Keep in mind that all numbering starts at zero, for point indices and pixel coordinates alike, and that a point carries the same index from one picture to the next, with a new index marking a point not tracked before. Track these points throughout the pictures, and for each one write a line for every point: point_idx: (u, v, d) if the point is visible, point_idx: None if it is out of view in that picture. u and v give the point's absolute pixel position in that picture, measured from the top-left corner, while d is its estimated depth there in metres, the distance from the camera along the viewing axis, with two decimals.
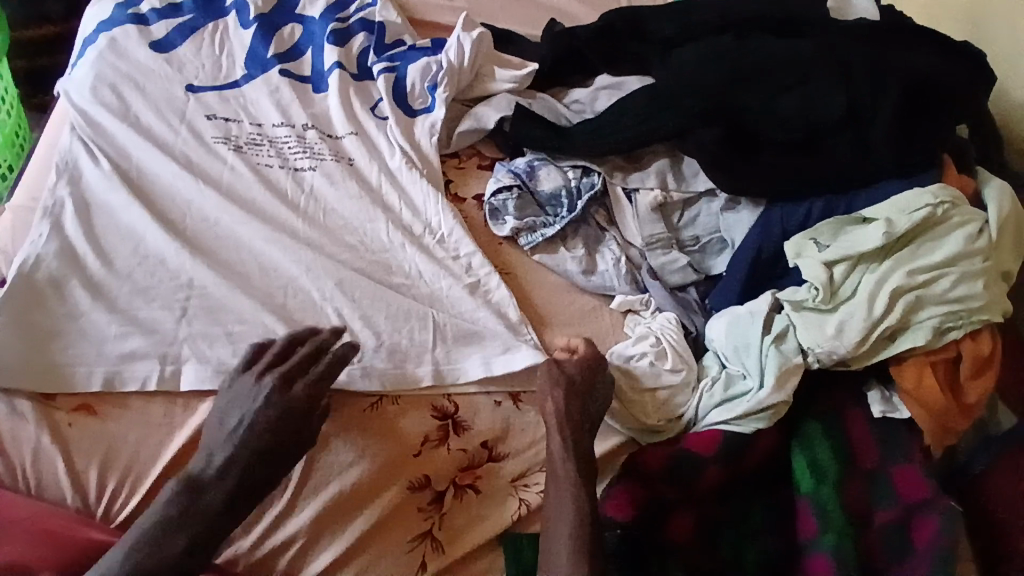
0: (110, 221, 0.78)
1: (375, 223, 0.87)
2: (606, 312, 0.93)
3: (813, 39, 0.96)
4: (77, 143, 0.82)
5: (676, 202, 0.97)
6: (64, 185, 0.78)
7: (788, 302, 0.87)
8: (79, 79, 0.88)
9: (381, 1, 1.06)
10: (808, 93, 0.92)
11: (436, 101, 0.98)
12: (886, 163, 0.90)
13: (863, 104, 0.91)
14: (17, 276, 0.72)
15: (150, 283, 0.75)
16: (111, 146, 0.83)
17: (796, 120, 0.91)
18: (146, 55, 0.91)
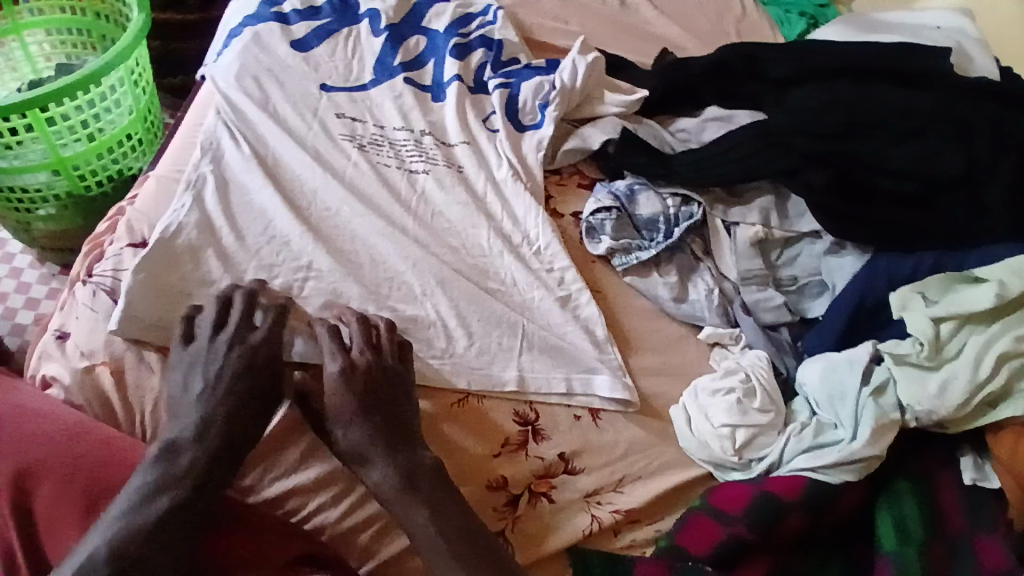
0: (242, 199, 0.85)
1: (474, 230, 0.90)
2: (693, 341, 0.92)
3: (938, 91, 0.93)
4: (221, 126, 0.90)
5: (777, 240, 0.95)
6: (208, 162, 0.86)
7: (889, 355, 0.83)
8: (225, 67, 0.95)
9: (501, 20, 1.11)
10: (928, 145, 0.88)
11: (546, 119, 1.01)
12: (1000, 226, 0.86)
13: (984, 161, 0.88)
14: (160, 239, 0.79)
15: (271, 259, 0.81)
16: (251, 133, 0.90)
17: (914, 171, 0.88)
18: (285, 52, 0.98)
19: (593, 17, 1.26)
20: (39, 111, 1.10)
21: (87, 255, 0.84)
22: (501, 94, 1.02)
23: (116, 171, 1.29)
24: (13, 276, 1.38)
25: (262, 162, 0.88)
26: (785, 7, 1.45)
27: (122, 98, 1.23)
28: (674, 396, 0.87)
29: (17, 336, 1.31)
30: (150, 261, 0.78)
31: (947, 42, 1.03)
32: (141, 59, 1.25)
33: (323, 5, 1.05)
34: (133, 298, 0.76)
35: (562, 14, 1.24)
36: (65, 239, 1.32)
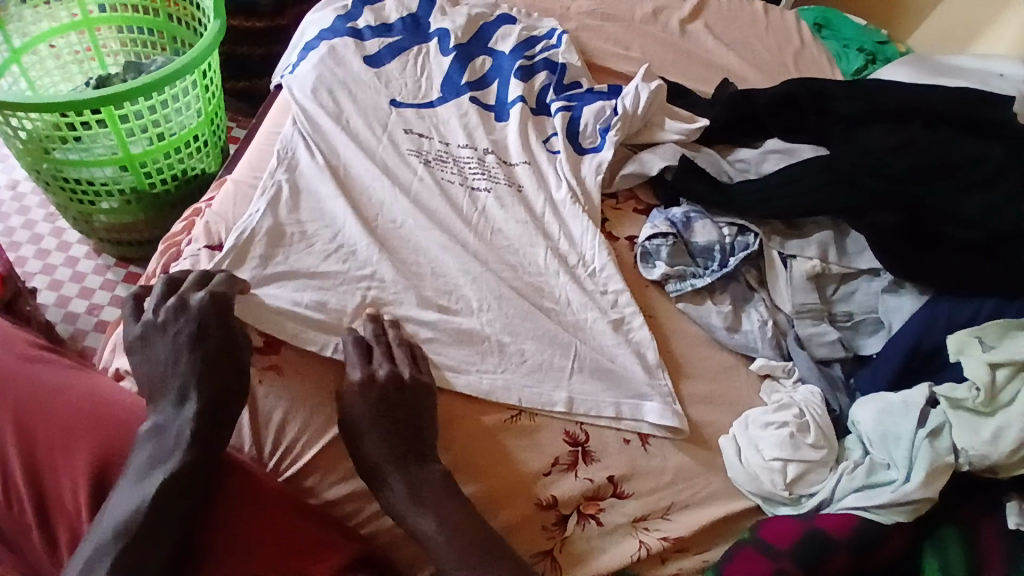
0: (314, 206, 0.87)
1: (534, 247, 0.91)
2: (744, 372, 0.92)
3: (1007, 139, 0.91)
4: (297, 135, 0.93)
5: (833, 275, 0.95)
6: (283, 170, 0.89)
7: (945, 399, 0.81)
8: (301, 77, 0.99)
9: (565, 45, 1.13)
10: (996, 196, 0.87)
11: (606, 143, 1.03)
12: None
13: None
14: (234, 241, 0.82)
15: (336, 270, 0.84)
16: (324, 144, 0.93)
17: (979, 221, 0.87)
18: (358, 65, 1.01)
19: (654, 44, 1.28)
20: (112, 108, 1.12)
21: (162, 253, 0.88)
22: (563, 117, 1.04)
23: (179, 171, 1.32)
24: (69, 265, 1.44)
25: (333, 172, 0.91)
26: (845, 42, 1.45)
27: (191, 100, 1.25)
28: (723, 425, 0.87)
29: (69, 324, 1.38)
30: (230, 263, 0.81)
31: (1013, 92, 1.00)
32: (213, 63, 1.28)
33: (395, 22, 1.09)
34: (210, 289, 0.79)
35: (623, 40, 1.27)
36: (124, 232, 1.37)
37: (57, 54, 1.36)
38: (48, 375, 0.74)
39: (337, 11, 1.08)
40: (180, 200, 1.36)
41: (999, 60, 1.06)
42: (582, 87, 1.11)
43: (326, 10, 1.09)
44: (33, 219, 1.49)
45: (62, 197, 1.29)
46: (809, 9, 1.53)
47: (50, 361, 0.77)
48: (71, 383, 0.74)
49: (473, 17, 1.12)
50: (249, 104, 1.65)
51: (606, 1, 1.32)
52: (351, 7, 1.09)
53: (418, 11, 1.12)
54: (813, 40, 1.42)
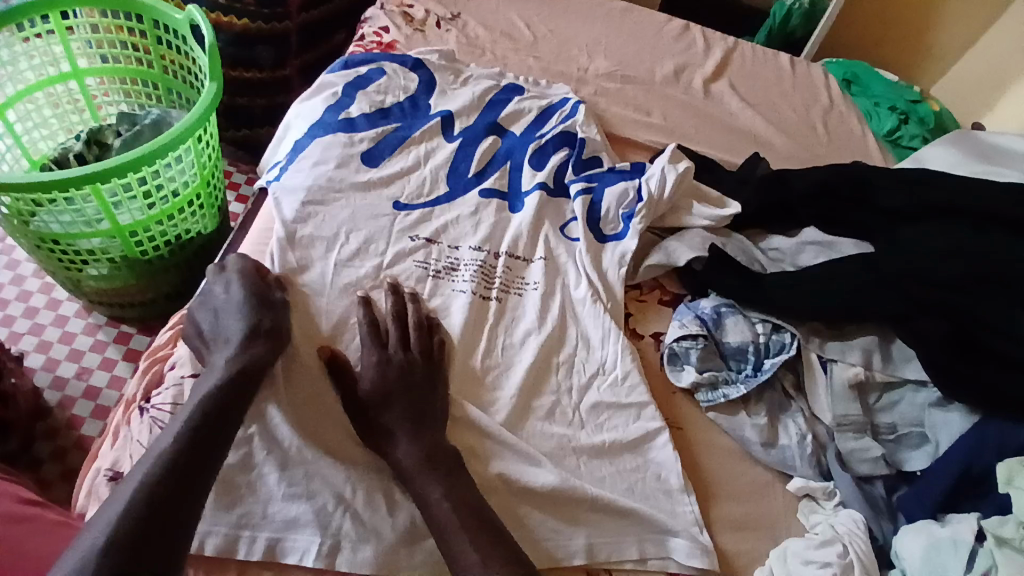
0: (309, 333, 0.79)
1: (555, 354, 0.86)
2: (780, 491, 0.84)
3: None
4: (279, 242, 0.84)
5: (876, 383, 0.88)
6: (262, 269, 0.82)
7: (992, 535, 0.73)
8: (291, 188, 0.89)
9: (582, 116, 1.07)
10: None
11: (629, 230, 0.96)
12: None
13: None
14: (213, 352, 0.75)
15: (332, 403, 0.76)
16: (310, 248, 0.85)
17: None
18: (353, 164, 0.92)
19: (676, 107, 1.21)
20: (99, 183, 1.05)
21: (145, 371, 0.80)
22: (582, 201, 0.97)
23: (174, 236, 1.24)
24: (58, 324, 1.37)
25: (317, 295, 0.82)
26: (874, 100, 1.38)
27: (187, 165, 1.18)
28: (758, 556, 0.80)
29: (57, 390, 1.30)
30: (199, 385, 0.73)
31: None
32: (209, 126, 1.21)
33: (392, 107, 1.01)
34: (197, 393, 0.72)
35: (644, 104, 1.20)
36: (116, 296, 1.30)
37: (43, 107, 1.28)
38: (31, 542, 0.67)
39: (326, 101, 0.99)
40: (174, 265, 1.28)
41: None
42: (603, 166, 1.04)
43: (315, 98, 1.00)
44: (21, 276, 1.43)
45: (48, 264, 1.21)
46: (835, 63, 1.46)
47: (33, 519, 0.69)
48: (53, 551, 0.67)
49: (480, 93, 1.05)
50: (249, 153, 1.58)
51: (625, 62, 1.25)
52: (341, 94, 1.00)
53: (416, 92, 1.04)
54: (843, 99, 1.35)
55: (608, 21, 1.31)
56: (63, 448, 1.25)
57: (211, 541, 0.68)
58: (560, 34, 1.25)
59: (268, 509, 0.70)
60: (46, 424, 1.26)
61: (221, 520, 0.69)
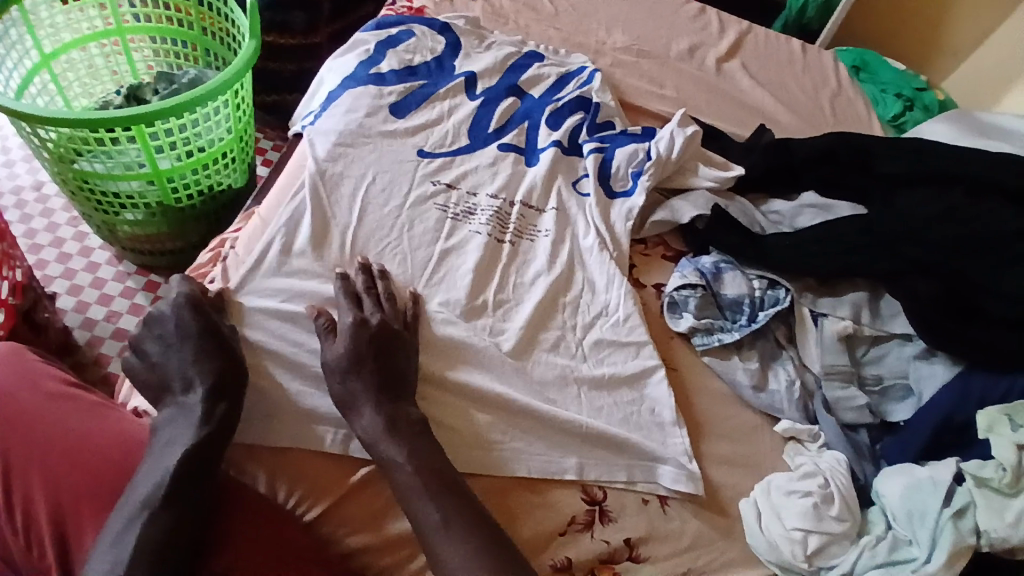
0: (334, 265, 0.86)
1: (561, 294, 0.92)
2: (769, 433, 0.90)
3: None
4: (308, 180, 0.91)
5: (865, 336, 0.93)
6: (285, 215, 0.88)
7: (971, 477, 0.78)
8: (323, 132, 0.96)
9: (598, 83, 1.13)
10: None
11: (637, 187, 1.02)
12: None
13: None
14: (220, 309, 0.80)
15: None
16: (331, 186, 0.91)
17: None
18: (382, 114, 0.99)
19: (689, 82, 1.28)
20: (143, 126, 1.13)
21: None
22: (595, 158, 1.03)
23: (205, 187, 1.32)
24: (90, 270, 1.45)
25: (341, 227, 0.89)
26: (882, 86, 1.43)
27: (222, 119, 1.26)
28: (744, 488, 0.85)
29: (86, 330, 1.38)
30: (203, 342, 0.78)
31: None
32: (245, 83, 1.29)
33: (419, 65, 1.08)
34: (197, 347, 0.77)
35: (658, 78, 1.26)
36: (148, 242, 1.38)
37: (85, 60, 1.36)
38: (75, 422, 0.74)
39: (359, 57, 1.07)
40: (204, 214, 1.36)
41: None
42: (615, 129, 1.10)
43: (348, 54, 1.08)
44: (56, 223, 1.51)
45: (87, 206, 1.30)
46: (846, 50, 1.51)
47: (78, 399, 0.76)
48: (95, 432, 0.74)
49: (502, 57, 1.12)
50: (278, 118, 1.66)
51: (642, 38, 1.31)
52: (372, 52, 1.07)
53: (442, 53, 1.11)
54: (852, 84, 1.40)
55: None
56: (90, 382, 1.33)
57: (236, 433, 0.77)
58: (580, 8, 1.32)
59: (286, 411, 0.77)
60: (75, 360, 1.34)
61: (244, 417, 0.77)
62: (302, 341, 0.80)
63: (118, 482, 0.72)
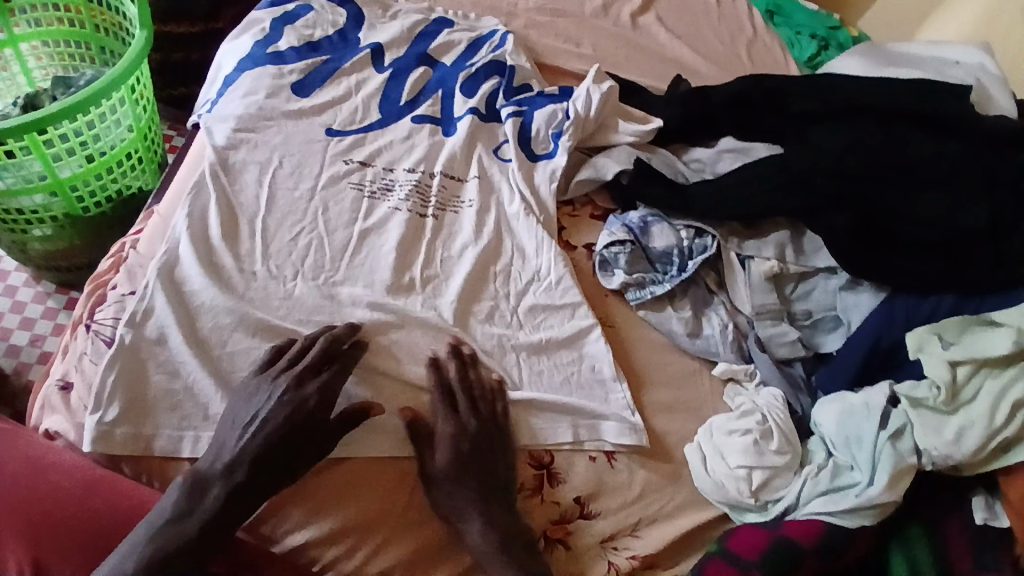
0: (249, 258, 0.83)
1: (490, 262, 0.90)
2: (707, 378, 0.91)
3: (963, 141, 0.92)
4: (206, 171, 0.87)
5: (791, 274, 0.95)
6: (186, 210, 0.84)
7: (906, 398, 0.80)
8: (222, 117, 0.93)
9: (511, 45, 1.10)
10: (955, 195, 0.87)
11: (559, 148, 1.01)
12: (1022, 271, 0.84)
13: (1005, 215, 0.86)
14: (130, 323, 0.76)
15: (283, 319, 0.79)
16: (230, 174, 0.88)
17: (938, 221, 0.87)
18: (284, 94, 0.96)
19: (606, 38, 1.26)
20: (35, 135, 1.05)
21: (89, 296, 0.84)
22: (513, 123, 1.01)
23: (113, 192, 1.25)
24: (5, 294, 1.37)
25: (251, 217, 0.86)
26: (796, 29, 1.44)
27: (121, 117, 1.19)
28: (687, 435, 0.87)
29: (9, 358, 1.30)
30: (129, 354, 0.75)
31: (970, 80, 1.01)
32: (142, 76, 1.21)
33: (322, 41, 1.04)
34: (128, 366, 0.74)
35: (574, 36, 1.24)
36: (64, 258, 1.29)
37: None
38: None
39: (255, 37, 1.02)
40: (118, 220, 1.29)
41: (954, 45, 1.08)
42: (532, 91, 1.08)
43: (243, 36, 1.03)
44: None
45: None
46: None
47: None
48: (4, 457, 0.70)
49: (409, 27, 1.08)
50: None
51: None
52: (269, 30, 1.03)
53: (345, 27, 1.07)
54: (767, 29, 1.41)
55: None
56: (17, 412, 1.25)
57: (159, 441, 0.74)
58: None
59: (208, 414, 0.75)
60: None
61: (166, 422, 0.74)
62: (221, 337, 0.77)
63: (36, 502, 0.68)
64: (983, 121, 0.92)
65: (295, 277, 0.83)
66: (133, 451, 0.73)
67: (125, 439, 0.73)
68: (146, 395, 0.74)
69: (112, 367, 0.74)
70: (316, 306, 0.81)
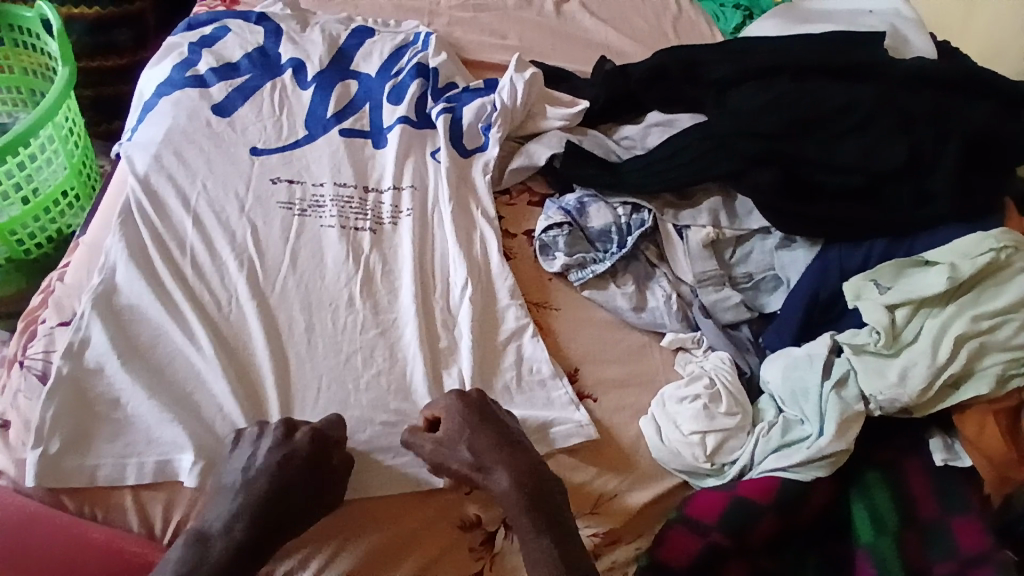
0: (180, 283, 0.81)
1: (431, 263, 0.89)
2: (657, 350, 0.92)
3: (875, 83, 0.91)
4: (133, 197, 0.86)
5: (728, 239, 0.96)
6: (119, 240, 0.82)
7: (848, 346, 0.81)
8: (142, 145, 0.91)
9: (433, 46, 1.11)
10: (868, 139, 0.87)
11: (490, 141, 1.02)
12: (949, 204, 0.84)
13: (923, 149, 0.86)
14: (67, 354, 0.74)
15: (224, 344, 0.78)
16: (155, 199, 0.87)
17: (853, 165, 0.87)
18: (205, 116, 0.95)
19: (531, 29, 1.28)
20: None
21: (21, 333, 0.81)
22: (444, 120, 1.01)
23: (53, 232, 1.20)
24: None
25: (180, 243, 0.84)
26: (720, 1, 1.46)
27: (54, 155, 1.15)
28: (642, 407, 0.87)
29: None
30: (63, 388, 0.73)
31: (884, 27, 0.99)
32: (72, 112, 1.18)
33: (241, 60, 1.03)
34: (63, 403, 0.72)
35: (499, 29, 1.26)
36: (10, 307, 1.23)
37: None
38: None
39: (174, 61, 1.02)
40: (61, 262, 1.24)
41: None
42: (458, 88, 1.09)
43: (163, 61, 1.02)
44: None
45: None
46: None
47: None
48: None
49: (330, 39, 1.09)
50: None
51: None
52: (187, 53, 1.03)
53: (265, 45, 1.07)
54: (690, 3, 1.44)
55: None
56: None
57: (103, 472, 0.71)
58: None
59: (151, 438, 0.72)
60: None
61: (107, 451, 0.72)
62: (158, 361, 0.76)
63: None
64: (895, 67, 0.91)
65: (232, 302, 0.81)
66: (76, 483, 0.71)
67: (71, 474, 0.71)
68: (88, 427, 0.72)
69: (52, 401, 0.72)
70: (251, 323, 0.80)
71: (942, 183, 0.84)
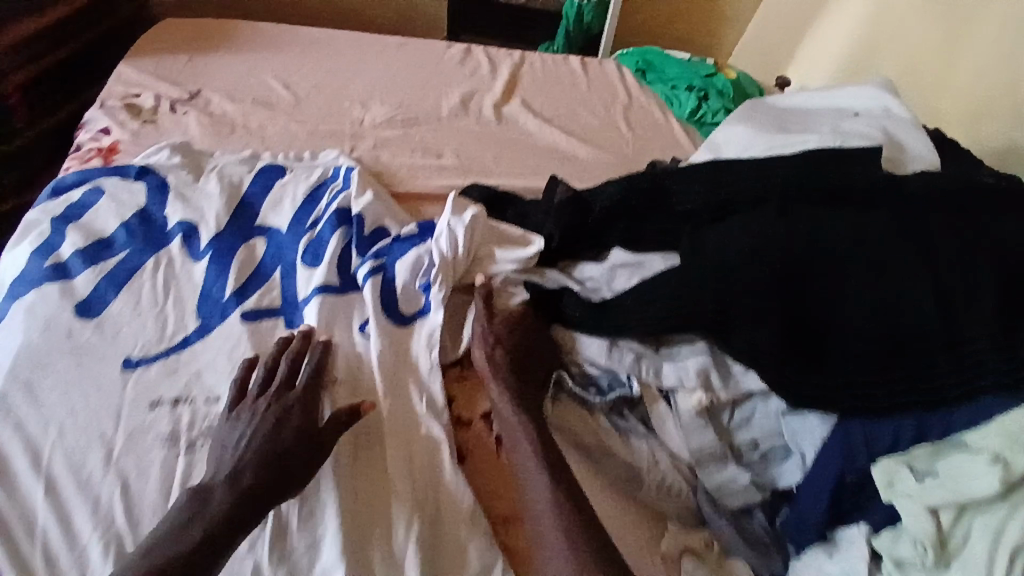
0: None
1: (364, 493, 0.69)
2: (659, 560, 0.74)
3: (876, 224, 0.76)
4: None
5: (723, 402, 0.79)
6: None
7: (888, 557, 0.66)
8: None
9: (354, 184, 0.93)
10: (885, 291, 0.72)
11: (431, 303, 0.83)
12: (997, 371, 0.68)
13: (953, 301, 0.71)
14: None
15: None
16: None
17: (871, 326, 0.72)
18: (65, 322, 0.76)
19: (469, 140, 1.12)
20: None
21: None
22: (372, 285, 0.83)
23: None
24: None
25: (26, 524, 0.64)
26: (671, 84, 1.36)
27: None
28: None
29: None
30: None
31: (877, 132, 0.86)
32: None
33: (116, 232, 0.85)
34: None
35: (432, 145, 1.10)
36: None
37: None
38: None
39: (32, 244, 0.83)
40: None
41: (844, 94, 0.95)
42: (389, 234, 0.91)
43: (19, 246, 0.84)
44: None
45: None
46: (627, 55, 1.45)
47: None
48: None
49: (227, 189, 0.91)
50: None
51: (403, 105, 1.16)
52: (49, 233, 0.84)
53: (147, 205, 0.89)
54: (640, 91, 1.31)
55: (381, 70, 1.23)
56: None
57: None
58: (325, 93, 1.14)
59: None
60: None
61: None
62: None
63: None
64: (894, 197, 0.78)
65: None
66: None
67: None
68: None
69: None
70: None
71: (980, 349, 0.68)
